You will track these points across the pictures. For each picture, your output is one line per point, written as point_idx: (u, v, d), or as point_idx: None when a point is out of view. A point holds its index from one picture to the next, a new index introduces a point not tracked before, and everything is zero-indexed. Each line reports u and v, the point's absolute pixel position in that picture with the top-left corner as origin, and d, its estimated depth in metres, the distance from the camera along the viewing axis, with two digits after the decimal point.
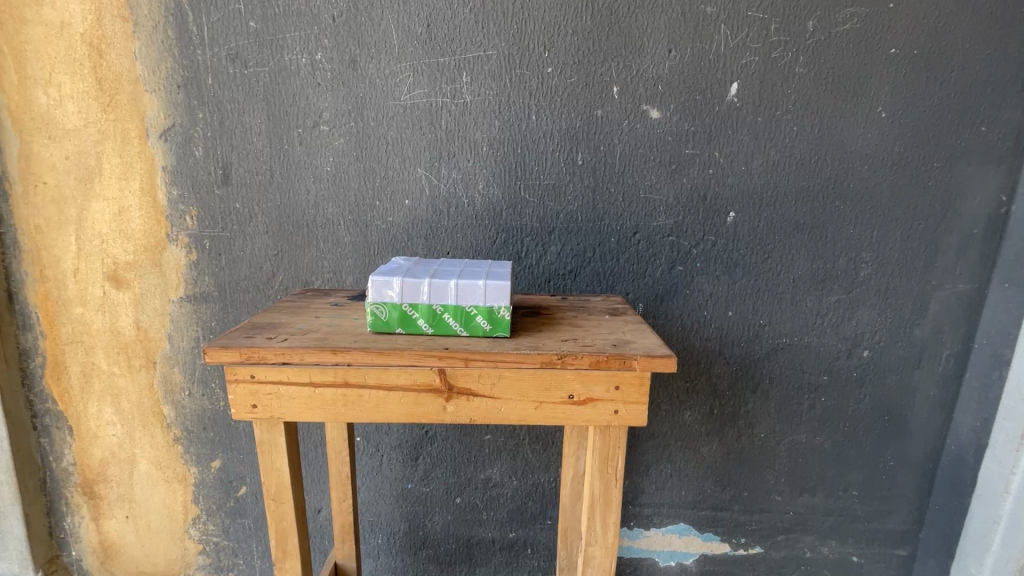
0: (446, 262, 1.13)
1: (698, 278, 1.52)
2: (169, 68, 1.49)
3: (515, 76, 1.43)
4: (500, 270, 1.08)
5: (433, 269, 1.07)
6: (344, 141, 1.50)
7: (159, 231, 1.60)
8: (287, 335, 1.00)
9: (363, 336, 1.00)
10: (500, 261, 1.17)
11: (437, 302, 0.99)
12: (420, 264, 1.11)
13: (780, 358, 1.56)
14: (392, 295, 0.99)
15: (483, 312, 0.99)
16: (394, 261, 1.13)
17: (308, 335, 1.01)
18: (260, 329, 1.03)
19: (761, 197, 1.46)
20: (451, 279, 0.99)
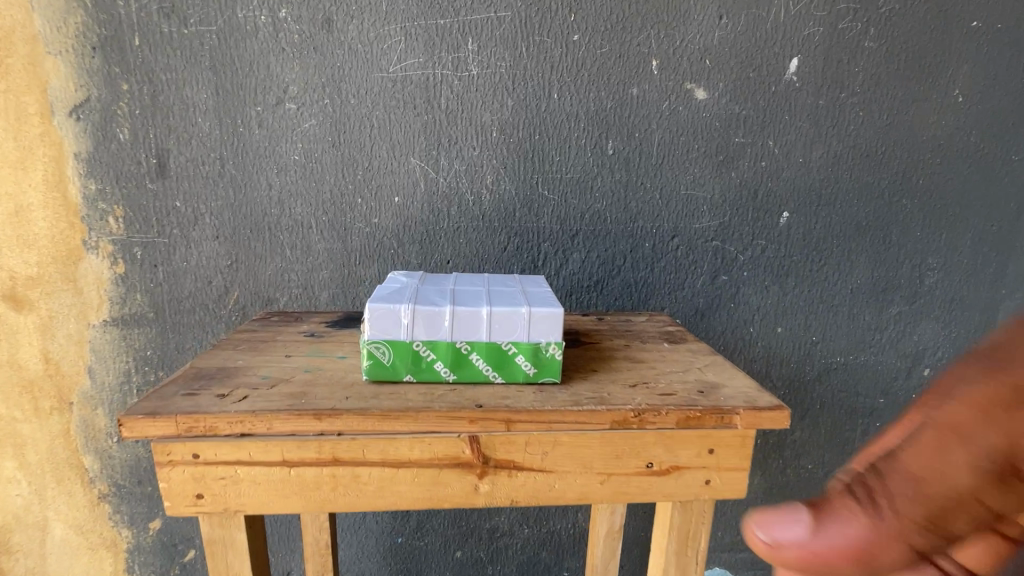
0: (464, 281, 0.85)
1: (744, 288, 1.29)
2: (80, 24, 1.14)
3: (533, 45, 1.16)
4: (540, 292, 0.81)
5: (451, 290, 0.78)
6: (317, 123, 1.19)
7: (73, 237, 1.24)
8: (247, 390, 0.70)
9: (357, 388, 0.71)
10: (533, 278, 0.90)
11: (461, 338, 0.71)
12: (431, 283, 0.83)
13: (832, 380, 1.35)
14: (399, 330, 0.70)
15: (526, 351, 0.72)
16: (393, 279, 0.84)
17: (279, 388, 0.71)
18: (207, 380, 0.73)
19: (818, 194, 1.25)
20: (481, 306, 0.71)
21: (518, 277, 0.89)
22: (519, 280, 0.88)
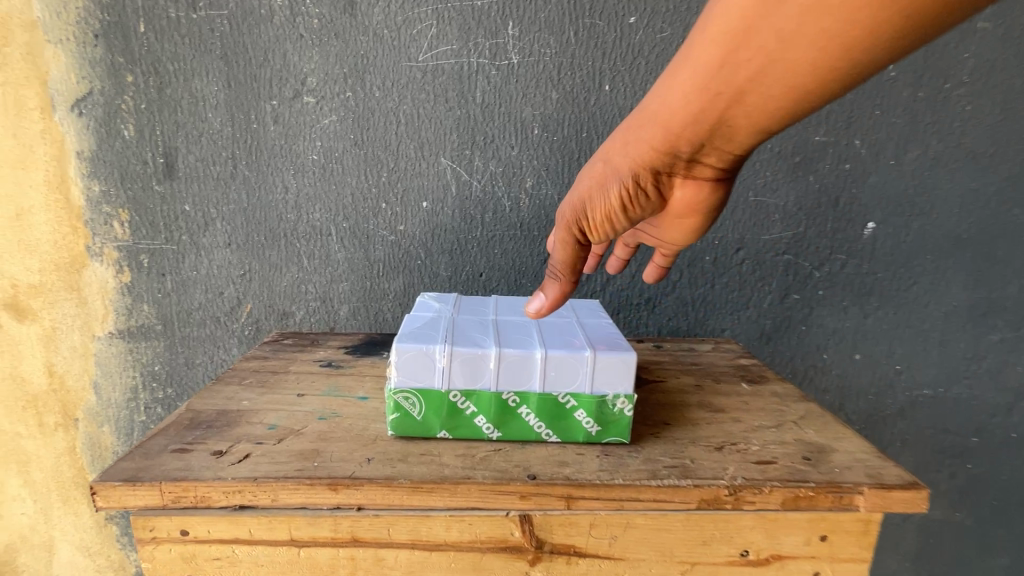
0: (509, 310, 0.71)
1: (819, 309, 1.12)
2: (81, 9, 1.03)
3: (582, 29, 1.01)
4: (603, 327, 0.67)
5: (495, 324, 0.65)
6: (338, 119, 1.07)
7: (76, 242, 1.14)
8: (249, 447, 0.58)
9: (381, 448, 0.58)
10: (589, 306, 0.76)
11: (509, 388, 0.58)
12: (469, 313, 0.69)
13: (917, 416, 1.17)
14: (433, 376, 0.57)
15: (588, 405, 0.58)
16: (424, 307, 0.71)
17: (288, 444, 0.59)
18: (204, 430, 0.61)
19: (912, 202, 1.07)
20: (534, 347, 0.57)
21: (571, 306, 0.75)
22: (573, 310, 0.74)
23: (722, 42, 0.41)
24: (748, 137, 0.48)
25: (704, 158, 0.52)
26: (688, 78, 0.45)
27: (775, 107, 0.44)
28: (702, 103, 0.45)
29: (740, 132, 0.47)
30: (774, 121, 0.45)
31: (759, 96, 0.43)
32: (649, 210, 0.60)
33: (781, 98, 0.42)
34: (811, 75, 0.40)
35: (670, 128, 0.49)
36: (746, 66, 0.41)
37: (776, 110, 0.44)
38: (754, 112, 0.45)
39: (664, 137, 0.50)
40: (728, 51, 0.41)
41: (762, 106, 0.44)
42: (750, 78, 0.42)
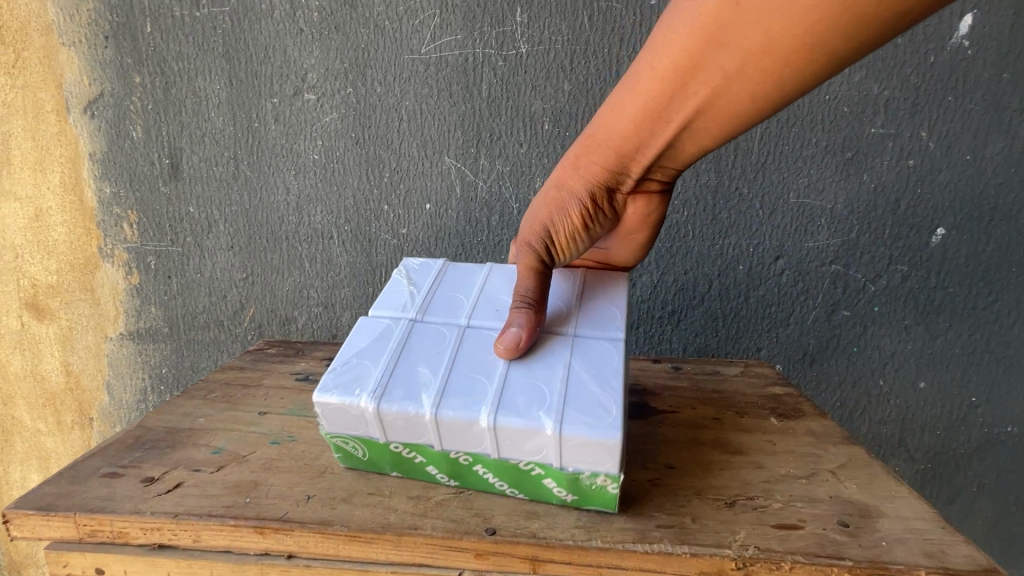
0: (487, 309, 0.56)
1: (874, 329, 0.97)
2: (90, 10, 1.02)
3: (598, 11, 0.90)
4: (601, 356, 0.50)
5: (456, 347, 0.51)
6: (338, 117, 1.01)
7: (88, 243, 1.15)
8: (183, 475, 0.53)
9: (324, 485, 0.51)
10: (605, 294, 0.58)
11: (458, 449, 0.47)
12: (434, 317, 0.55)
13: (998, 457, 0.98)
14: (367, 427, 0.48)
15: (558, 476, 0.46)
16: (387, 299, 0.57)
17: (226, 474, 0.53)
18: (147, 451, 0.56)
19: (994, 204, 0.89)
20: (481, 411, 0.45)
21: (580, 293, 0.58)
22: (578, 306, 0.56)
23: (669, 74, 0.46)
24: (694, 151, 0.54)
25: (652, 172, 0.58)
26: (640, 107, 0.50)
27: (719, 127, 0.50)
28: (654, 128, 0.51)
29: (686, 147, 0.54)
30: (717, 140, 0.52)
31: (705, 119, 0.49)
32: (607, 225, 0.64)
33: (723, 120, 0.48)
34: (747, 105, 0.46)
35: (626, 150, 0.55)
36: (694, 94, 0.47)
37: (719, 129, 0.50)
38: (702, 130, 0.51)
39: (615, 155, 0.56)
40: (673, 84, 0.47)
41: (707, 126, 0.50)
42: (700, 102, 0.47)
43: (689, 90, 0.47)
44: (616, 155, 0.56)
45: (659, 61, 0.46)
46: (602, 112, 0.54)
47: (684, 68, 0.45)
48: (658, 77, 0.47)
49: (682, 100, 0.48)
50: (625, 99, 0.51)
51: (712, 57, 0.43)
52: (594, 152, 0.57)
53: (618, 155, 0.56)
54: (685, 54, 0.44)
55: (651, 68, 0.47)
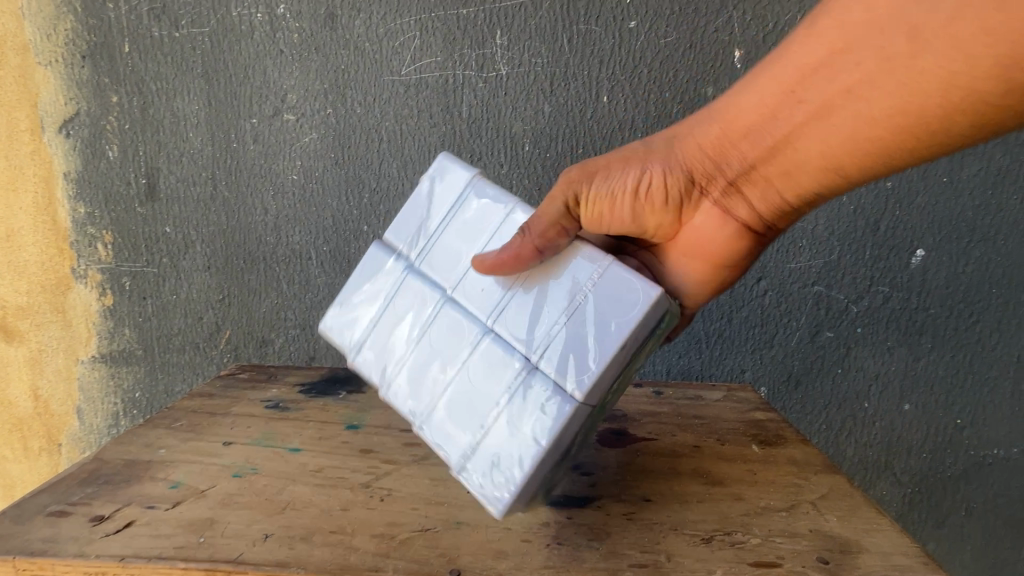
0: (473, 292, 0.56)
1: (858, 350, 0.96)
2: (68, 30, 1.02)
3: (577, 35, 0.91)
4: (544, 409, 0.49)
5: (431, 331, 0.57)
6: (317, 137, 1.01)
7: (61, 264, 1.12)
8: (135, 512, 0.50)
9: (281, 524, 0.49)
10: (612, 310, 0.49)
11: None
12: (433, 271, 0.60)
13: (986, 481, 0.97)
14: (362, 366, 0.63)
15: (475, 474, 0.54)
16: (409, 219, 0.62)
17: (181, 511, 0.51)
18: (99, 488, 0.54)
19: (971, 227, 0.90)
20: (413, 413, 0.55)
21: (587, 286, 0.51)
22: (573, 310, 0.50)
23: (837, 48, 0.46)
24: (805, 161, 0.52)
25: (749, 173, 0.57)
26: (781, 81, 0.50)
27: (850, 131, 0.47)
28: (784, 104, 0.51)
29: (800, 151, 0.52)
30: (835, 155, 0.50)
31: (840, 114, 0.47)
32: (664, 219, 0.63)
33: (857, 122, 0.47)
34: (894, 110, 0.44)
35: (744, 129, 0.54)
36: (846, 74, 0.46)
37: (848, 136, 0.48)
38: (829, 132, 0.49)
39: (723, 130, 0.56)
40: (830, 53, 0.46)
41: (836, 126, 0.48)
42: (846, 87, 0.46)
43: (846, 70, 0.46)
44: (731, 130, 0.55)
45: (828, 23, 0.46)
46: (738, 84, 0.55)
47: (852, 36, 0.45)
48: (820, 42, 0.47)
49: (829, 78, 0.47)
50: (773, 68, 0.51)
51: (894, 27, 0.42)
52: (709, 124, 0.57)
53: (726, 134, 0.56)
54: (866, 21, 0.44)
55: (815, 31, 0.47)
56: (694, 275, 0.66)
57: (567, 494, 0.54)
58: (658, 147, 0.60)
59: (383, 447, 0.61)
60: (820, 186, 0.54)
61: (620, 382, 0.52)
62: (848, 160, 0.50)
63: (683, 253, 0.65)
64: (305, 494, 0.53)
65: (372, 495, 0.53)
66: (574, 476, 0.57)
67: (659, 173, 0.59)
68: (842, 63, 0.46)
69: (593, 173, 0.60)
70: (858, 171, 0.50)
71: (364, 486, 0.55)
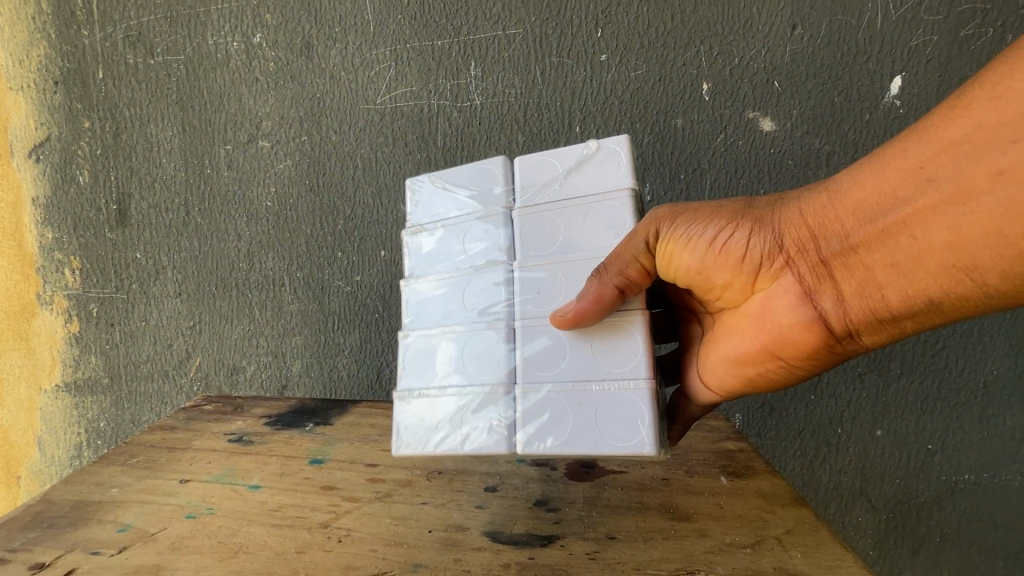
0: (527, 287, 0.56)
1: (829, 377, 0.98)
2: (43, 57, 1.02)
3: (549, 67, 0.92)
4: (488, 433, 0.53)
5: (467, 284, 0.58)
6: (292, 164, 1.01)
7: (27, 290, 1.10)
8: (78, 559, 0.51)
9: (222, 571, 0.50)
10: (612, 425, 0.51)
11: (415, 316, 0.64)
12: (515, 240, 0.57)
13: (959, 507, 0.97)
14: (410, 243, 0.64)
15: None
16: (538, 168, 0.58)
17: (127, 557, 0.52)
18: (44, 531, 0.55)
19: None
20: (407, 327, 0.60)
21: (600, 382, 0.52)
22: (581, 393, 0.52)
23: (992, 127, 0.40)
24: (923, 256, 0.44)
25: (848, 259, 0.49)
26: (907, 157, 0.44)
27: (992, 223, 0.41)
28: (910, 184, 0.44)
29: (916, 242, 0.44)
30: (969, 249, 0.42)
31: (985, 200, 0.41)
32: (735, 285, 0.57)
33: (1003, 211, 0.40)
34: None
35: (859, 204, 0.47)
36: (1000, 155, 0.40)
37: (990, 230, 0.41)
38: (963, 220, 0.42)
39: (829, 198, 0.49)
40: (977, 130, 0.41)
41: (976, 215, 0.41)
42: (993, 169, 0.40)
43: (995, 152, 0.40)
44: (842, 204, 0.48)
45: (975, 95, 0.42)
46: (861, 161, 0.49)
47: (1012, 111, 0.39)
48: (966, 117, 0.42)
49: (969, 158, 0.41)
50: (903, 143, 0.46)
51: None
52: (814, 198, 0.51)
53: (829, 205, 0.49)
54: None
55: (957, 103, 0.42)
56: (747, 354, 0.58)
57: (531, 532, 0.54)
58: (755, 205, 0.54)
59: (345, 484, 0.60)
60: (935, 292, 0.45)
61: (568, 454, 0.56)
62: (982, 259, 0.42)
63: (744, 327, 0.58)
64: (260, 536, 0.54)
65: (330, 536, 0.53)
66: (538, 512, 0.57)
67: (749, 233, 0.53)
68: (992, 143, 0.40)
69: (683, 211, 0.55)
70: (997, 276, 0.42)
71: (321, 526, 0.55)
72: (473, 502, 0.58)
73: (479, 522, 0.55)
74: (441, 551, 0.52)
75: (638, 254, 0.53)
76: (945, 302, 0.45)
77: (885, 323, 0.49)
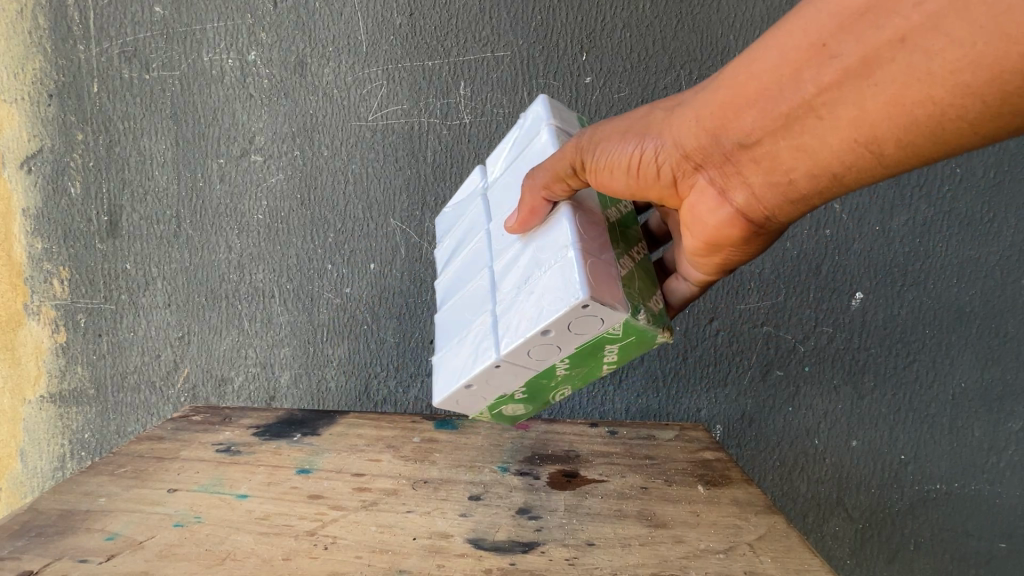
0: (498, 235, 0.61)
1: (806, 389, 1.00)
2: (37, 70, 1.03)
3: (536, 88, 0.96)
4: (485, 344, 0.54)
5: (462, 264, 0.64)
6: (284, 178, 1.03)
7: (13, 299, 1.10)
8: (67, 566, 0.52)
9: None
10: (555, 296, 0.49)
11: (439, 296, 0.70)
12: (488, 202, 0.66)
13: (931, 515, 1.00)
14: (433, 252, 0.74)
15: None
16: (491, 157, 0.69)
17: (115, 564, 0.53)
18: (30, 540, 0.55)
19: (903, 271, 0.97)
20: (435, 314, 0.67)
21: (544, 271, 0.52)
22: (529, 287, 0.52)
23: None
24: (828, 135, 0.42)
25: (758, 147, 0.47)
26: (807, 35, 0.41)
27: (892, 95, 0.38)
28: (810, 62, 0.41)
29: (823, 122, 0.42)
30: (869, 124, 0.40)
31: (885, 71, 0.38)
32: (663, 193, 0.55)
33: (902, 79, 0.37)
34: (956, 67, 0.35)
35: (763, 90, 0.44)
36: (901, 20, 0.36)
37: (891, 101, 0.38)
38: (865, 95, 0.39)
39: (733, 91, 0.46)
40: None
41: (878, 87, 0.38)
42: (896, 36, 0.37)
43: (898, 16, 0.36)
44: (745, 90, 0.45)
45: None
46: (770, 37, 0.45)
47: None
48: None
49: (870, 30, 0.38)
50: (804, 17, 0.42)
51: None
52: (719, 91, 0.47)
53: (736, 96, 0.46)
54: None
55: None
56: (694, 251, 0.57)
57: (513, 539, 0.56)
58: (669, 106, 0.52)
59: (332, 493, 0.62)
60: (838, 168, 0.44)
61: (566, 359, 0.54)
62: (882, 130, 0.40)
63: (682, 224, 0.57)
64: (247, 543, 0.55)
65: (316, 543, 0.55)
66: (520, 520, 0.59)
67: (666, 137, 0.51)
68: (887, 12, 0.37)
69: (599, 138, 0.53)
70: (894, 147, 0.40)
71: (308, 534, 0.56)
72: (457, 510, 0.60)
73: (462, 529, 0.57)
74: (427, 557, 0.53)
75: (567, 179, 0.53)
76: (849, 175, 0.44)
77: (798, 201, 0.48)
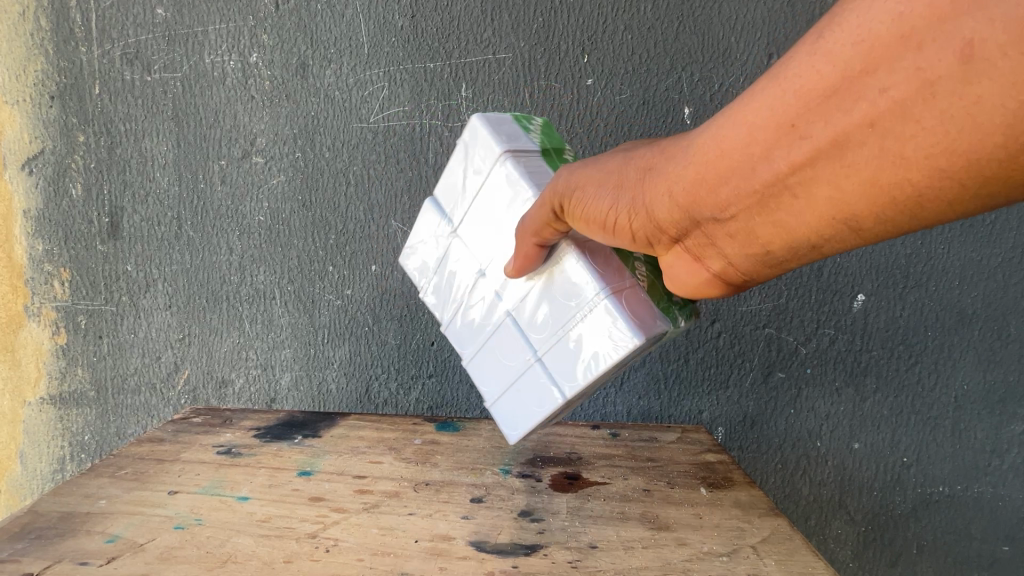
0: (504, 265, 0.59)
1: (808, 391, 0.99)
2: (38, 72, 1.03)
3: (537, 90, 0.96)
4: (543, 380, 0.58)
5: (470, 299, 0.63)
6: (285, 180, 1.03)
7: (14, 301, 1.10)
8: (66, 569, 0.52)
9: None
10: (608, 338, 0.53)
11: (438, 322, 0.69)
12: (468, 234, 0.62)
13: (933, 518, 1.00)
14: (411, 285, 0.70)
15: None
16: (450, 186, 0.63)
17: (115, 567, 0.52)
18: (29, 543, 0.55)
19: (905, 273, 0.97)
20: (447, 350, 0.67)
21: (582, 315, 0.54)
22: (574, 327, 0.55)
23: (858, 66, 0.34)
24: (805, 214, 0.40)
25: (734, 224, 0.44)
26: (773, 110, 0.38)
27: (870, 175, 0.36)
28: (778, 140, 0.39)
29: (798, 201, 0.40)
30: (846, 204, 0.38)
31: (860, 151, 0.36)
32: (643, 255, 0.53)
33: (879, 161, 0.35)
34: (931, 150, 0.34)
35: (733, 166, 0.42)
36: (869, 103, 0.35)
37: (869, 182, 0.36)
38: (841, 175, 0.37)
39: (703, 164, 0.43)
40: (844, 76, 0.35)
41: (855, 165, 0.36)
42: (866, 119, 0.35)
43: (866, 98, 0.35)
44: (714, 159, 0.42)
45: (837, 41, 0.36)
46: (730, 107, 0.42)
47: (876, 53, 0.34)
48: (835, 60, 0.35)
49: (839, 109, 0.36)
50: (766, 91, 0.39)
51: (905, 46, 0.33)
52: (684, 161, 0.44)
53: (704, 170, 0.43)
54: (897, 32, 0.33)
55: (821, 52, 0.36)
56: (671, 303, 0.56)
57: (515, 542, 0.56)
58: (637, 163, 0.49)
59: (334, 495, 0.62)
60: (817, 242, 0.41)
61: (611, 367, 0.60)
62: (862, 210, 0.38)
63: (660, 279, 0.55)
64: (248, 546, 0.54)
65: (317, 546, 0.54)
66: (522, 522, 0.59)
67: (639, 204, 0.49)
68: (853, 92, 0.35)
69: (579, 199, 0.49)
70: (876, 226, 0.38)
71: (309, 537, 0.56)
72: (459, 513, 0.59)
73: (464, 531, 0.57)
74: (428, 561, 0.53)
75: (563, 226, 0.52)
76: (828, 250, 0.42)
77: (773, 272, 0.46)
